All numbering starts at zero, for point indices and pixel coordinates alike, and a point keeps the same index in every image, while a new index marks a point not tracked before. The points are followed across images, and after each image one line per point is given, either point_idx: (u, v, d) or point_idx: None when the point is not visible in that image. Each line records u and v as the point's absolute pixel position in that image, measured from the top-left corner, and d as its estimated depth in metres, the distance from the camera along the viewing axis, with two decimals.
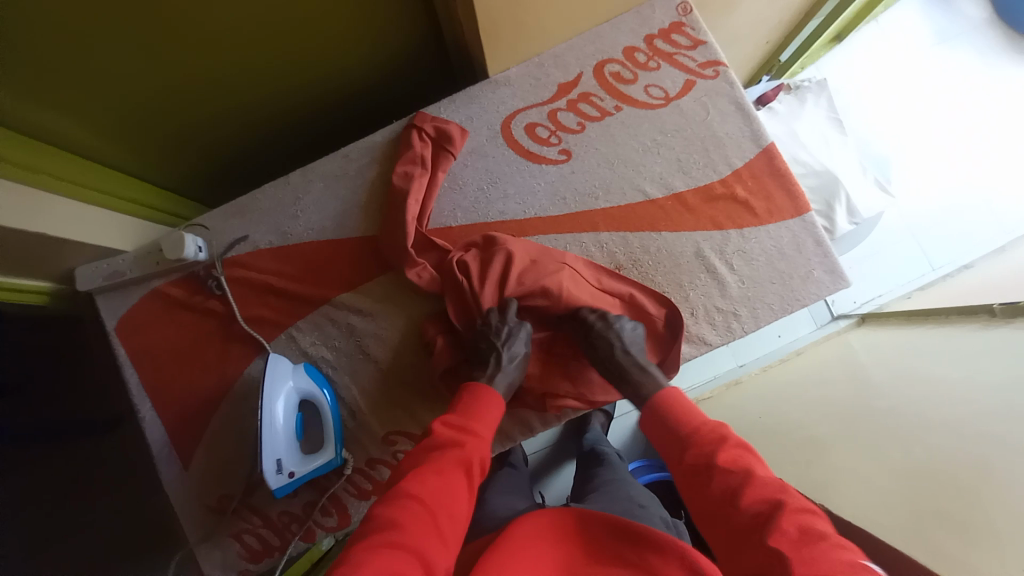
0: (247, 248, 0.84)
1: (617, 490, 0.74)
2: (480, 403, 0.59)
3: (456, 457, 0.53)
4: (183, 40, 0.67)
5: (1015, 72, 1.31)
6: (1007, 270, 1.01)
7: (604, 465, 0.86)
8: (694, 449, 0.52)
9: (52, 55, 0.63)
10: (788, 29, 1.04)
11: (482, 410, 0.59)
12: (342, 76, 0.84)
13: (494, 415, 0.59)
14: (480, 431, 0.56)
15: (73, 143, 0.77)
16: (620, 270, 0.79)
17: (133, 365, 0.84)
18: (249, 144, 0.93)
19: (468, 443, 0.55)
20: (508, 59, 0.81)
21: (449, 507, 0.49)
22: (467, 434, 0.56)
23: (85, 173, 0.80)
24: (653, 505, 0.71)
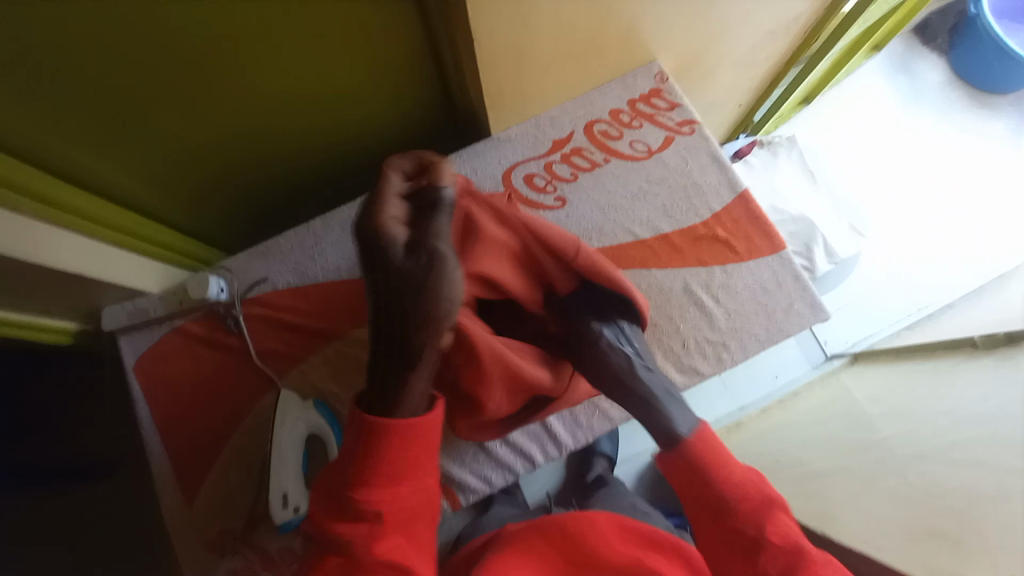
0: (267, 288, 0.89)
1: (621, 500, 0.84)
2: (401, 461, 0.60)
3: (367, 555, 0.56)
4: (231, 100, 0.77)
5: (966, 131, 1.46)
6: (989, 312, 1.07)
7: (607, 483, 0.95)
8: (739, 504, 0.61)
9: (117, 116, 0.73)
10: (758, 94, 1.16)
11: (381, 470, 0.59)
12: (363, 134, 0.95)
13: (416, 459, 0.61)
14: (382, 509, 0.58)
15: (116, 193, 0.87)
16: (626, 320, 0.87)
17: (146, 399, 0.87)
18: (275, 192, 1.02)
19: (379, 516, 0.58)
20: (510, 120, 0.91)
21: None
22: (370, 521, 0.57)
23: (126, 221, 0.88)
24: (655, 513, 0.82)
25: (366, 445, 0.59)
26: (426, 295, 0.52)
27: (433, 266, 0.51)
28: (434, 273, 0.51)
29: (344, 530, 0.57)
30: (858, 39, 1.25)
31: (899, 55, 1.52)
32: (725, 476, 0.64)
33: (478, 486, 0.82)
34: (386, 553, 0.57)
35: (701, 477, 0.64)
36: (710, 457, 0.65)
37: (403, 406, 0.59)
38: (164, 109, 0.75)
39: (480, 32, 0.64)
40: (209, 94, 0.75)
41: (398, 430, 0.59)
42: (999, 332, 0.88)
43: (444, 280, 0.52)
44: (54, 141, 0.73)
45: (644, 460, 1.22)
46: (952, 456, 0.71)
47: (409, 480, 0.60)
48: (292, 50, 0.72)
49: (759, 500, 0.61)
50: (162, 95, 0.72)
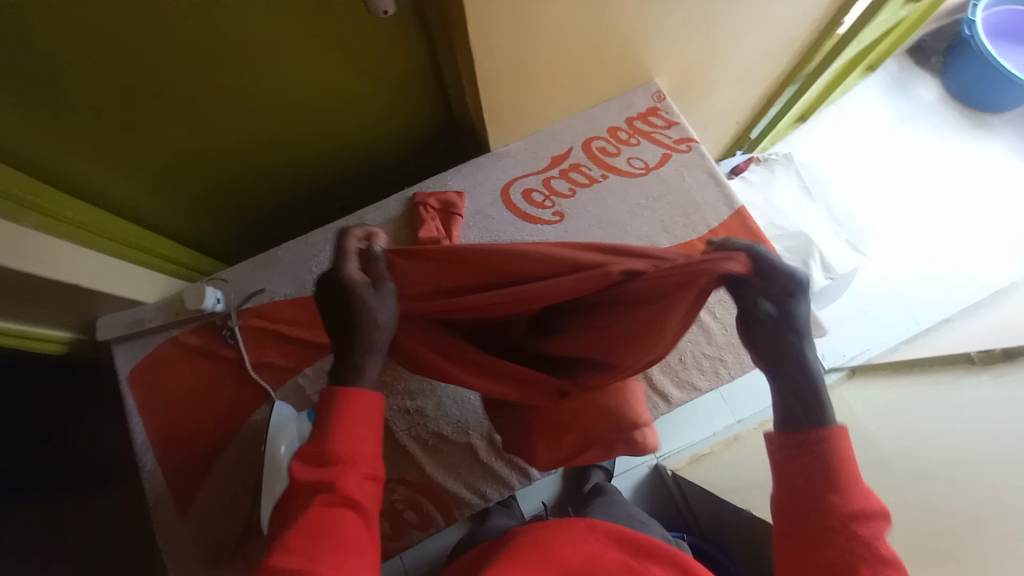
0: (265, 299, 0.89)
1: (619, 509, 0.83)
2: (351, 410, 0.54)
3: (329, 499, 0.49)
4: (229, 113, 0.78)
5: (961, 149, 1.47)
6: (987, 327, 1.08)
7: (603, 492, 0.94)
8: (845, 510, 0.49)
9: (117, 127, 0.74)
10: (754, 112, 1.18)
11: (343, 426, 0.53)
12: (364, 148, 0.96)
13: (369, 419, 0.54)
14: (346, 452, 0.52)
15: (122, 205, 0.88)
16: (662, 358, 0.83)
17: (139, 413, 0.86)
18: (275, 204, 1.03)
19: (337, 470, 0.51)
20: (509, 136, 0.92)
21: (337, 541, 0.47)
22: (333, 463, 0.51)
23: (123, 230, 0.89)
24: (652, 522, 0.81)
25: (328, 403, 0.54)
26: (365, 305, 0.57)
27: (375, 283, 0.59)
28: (376, 289, 0.59)
29: (311, 474, 0.51)
30: (853, 59, 1.27)
31: (892, 74, 1.55)
32: (846, 483, 0.50)
33: (474, 501, 0.81)
34: (350, 501, 0.50)
35: (816, 473, 0.50)
36: (842, 462, 0.50)
37: (354, 386, 0.56)
38: (163, 121, 0.76)
39: (482, 47, 0.65)
40: (209, 107, 0.76)
41: (358, 396, 0.54)
42: (996, 348, 0.89)
43: (371, 301, 0.58)
44: (52, 149, 0.74)
45: (642, 473, 1.21)
46: (952, 474, 0.70)
47: (373, 440, 0.54)
48: (293, 64, 0.73)
49: (869, 513, 0.48)
50: (163, 106, 0.73)
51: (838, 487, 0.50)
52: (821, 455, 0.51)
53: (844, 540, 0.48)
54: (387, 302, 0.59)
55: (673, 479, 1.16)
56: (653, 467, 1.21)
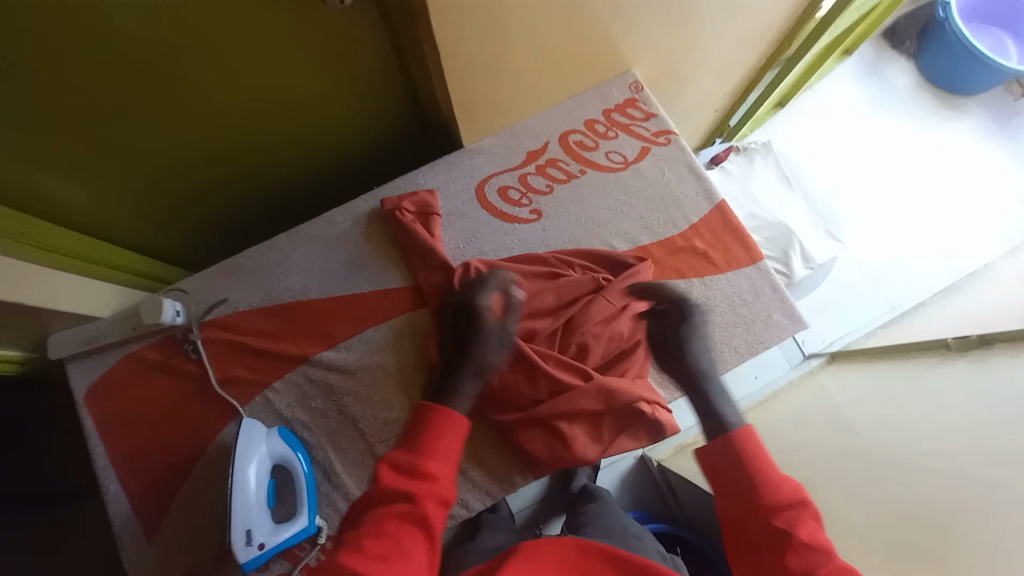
0: (228, 310, 0.85)
1: (612, 524, 0.78)
2: (436, 435, 0.62)
3: (408, 510, 0.56)
4: (176, 105, 0.72)
5: (935, 133, 1.48)
6: (961, 311, 1.09)
7: (596, 499, 0.90)
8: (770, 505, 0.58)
9: (50, 124, 0.68)
10: (734, 99, 1.16)
11: (431, 446, 0.61)
12: (332, 146, 0.91)
13: (450, 447, 0.61)
14: (433, 471, 0.59)
15: (77, 218, 0.83)
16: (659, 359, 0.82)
17: (99, 434, 0.81)
18: (239, 208, 0.97)
19: (420, 487, 0.58)
20: (483, 130, 0.88)
21: (401, 552, 0.54)
22: (418, 477, 0.58)
23: (68, 240, 0.81)
24: (648, 538, 0.77)
25: (425, 422, 0.63)
26: (484, 340, 0.72)
27: (493, 325, 0.74)
28: (496, 330, 0.73)
29: (398, 484, 0.58)
30: (830, 44, 1.26)
31: (868, 59, 1.55)
32: (764, 482, 0.60)
33: (457, 512, 0.77)
34: (422, 516, 0.56)
35: (736, 479, 0.62)
36: (754, 464, 0.62)
37: (446, 408, 0.64)
38: (101, 116, 0.69)
39: (443, 30, 0.61)
40: (154, 100, 0.70)
41: (451, 421, 0.63)
42: (972, 335, 0.89)
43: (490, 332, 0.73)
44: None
45: (627, 464, 1.21)
46: (933, 467, 0.70)
47: (451, 466, 0.61)
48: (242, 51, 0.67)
49: (788, 503, 0.58)
50: (101, 98, 0.67)
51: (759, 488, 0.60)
52: (734, 465, 0.63)
53: (769, 533, 0.57)
54: (497, 342, 0.73)
55: (658, 469, 1.16)
56: (639, 459, 1.20)
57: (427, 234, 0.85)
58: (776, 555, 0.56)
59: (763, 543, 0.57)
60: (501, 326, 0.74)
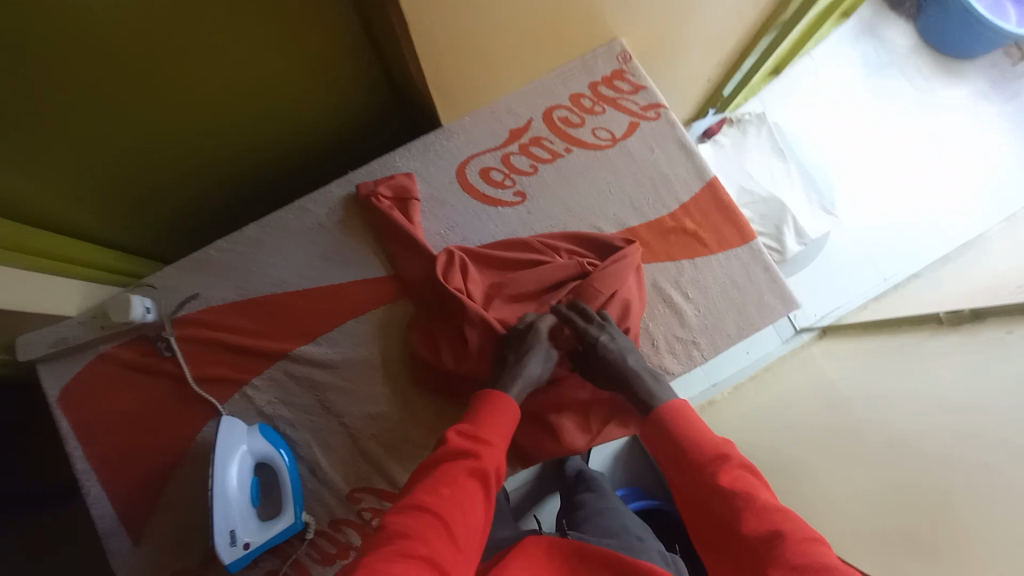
0: (201, 305, 0.81)
1: (611, 523, 0.75)
2: (495, 412, 0.60)
3: (472, 468, 0.53)
4: (123, 92, 0.66)
5: (934, 97, 1.43)
6: (953, 282, 1.08)
7: (594, 490, 0.86)
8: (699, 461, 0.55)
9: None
10: (727, 67, 1.10)
11: (489, 416, 0.59)
12: (302, 128, 0.85)
13: (507, 425, 0.59)
14: (491, 437, 0.57)
15: (27, 211, 0.77)
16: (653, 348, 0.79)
17: (76, 437, 0.79)
18: (208, 198, 0.92)
19: (482, 453, 0.55)
20: (461, 109, 0.83)
21: (460, 508, 0.50)
22: (480, 443, 0.56)
23: (22, 236, 0.77)
24: (649, 538, 0.73)
25: (483, 398, 0.61)
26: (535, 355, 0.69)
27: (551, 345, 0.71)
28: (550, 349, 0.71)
29: (460, 444, 0.55)
30: (828, 5, 1.19)
31: (867, 20, 1.48)
32: (690, 440, 0.57)
33: None
34: (483, 477, 0.53)
35: (665, 443, 0.58)
36: (679, 426, 0.59)
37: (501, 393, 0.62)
38: (40, 105, 0.64)
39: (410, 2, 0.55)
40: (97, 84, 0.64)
41: (508, 402, 0.61)
42: (964, 309, 0.87)
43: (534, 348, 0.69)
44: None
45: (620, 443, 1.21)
46: (922, 447, 0.69)
47: (506, 439, 0.59)
48: (189, 30, 0.61)
49: (711, 455, 0.54)
50: (36, 85, 0.61)
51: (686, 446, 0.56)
52: (661, 429, 0.60)
53: (698, 489, 0.53)
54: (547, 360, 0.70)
55: None
56: (631, 438, 1.20)
57: (406, 221, 0.81)
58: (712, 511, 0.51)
59: (701, 505, 0.52)
60: (530, 332, 0.70)
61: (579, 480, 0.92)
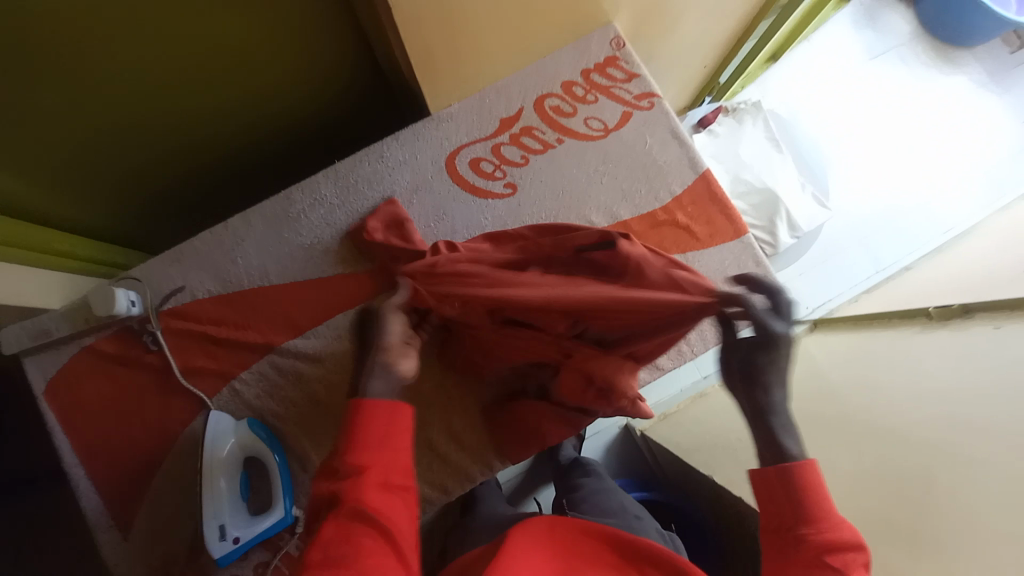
0: (186, 298, 0.80)
1: (609, 502, 0.77)
2: (364, 424, 0.49)
3: (344, 514, 0.45)
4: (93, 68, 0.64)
5: (932, 86, 1.42)
6: (945, 274, 1.08)
7: (590, 473, 0.88)
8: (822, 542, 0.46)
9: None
10: (723, 53, 1.08)
11: (360, 434, 0.49)
12: (282, 110, 0.83)
13: (382, 429, 0.50)
14: (364, 461, 0.47)
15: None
16: None
17: (63, 429, 0.78)
18: (188, 185, 0.89)
19: (359, 479, 0.47)
20: (450, 95, 0.81)
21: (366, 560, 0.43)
22: (354, 470, 0.47)
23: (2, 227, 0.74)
24: (647, 517, 0.75)
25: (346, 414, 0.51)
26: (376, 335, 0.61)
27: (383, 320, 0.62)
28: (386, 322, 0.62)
29: (329, 486, 0.47)
30: None
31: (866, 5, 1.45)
32: (817, 514, 0.47)
33: (435, 497, 0.78)
34: (364, 514, 0.45)
35: (788, 503, 0.49)
36: (810, 492, 0.48)
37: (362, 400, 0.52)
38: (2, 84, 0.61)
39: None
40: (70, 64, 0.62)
41: (372, 404, 0.50)
42: (953, 304, 0.88)
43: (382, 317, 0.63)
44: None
45: (612, 434, 1.20)
46: (910, 441, 0.70)
47: (391, 449, 0.49)
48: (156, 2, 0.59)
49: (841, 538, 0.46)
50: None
51: (812, 517, 0.47)
52: (790, 486, 0.49)
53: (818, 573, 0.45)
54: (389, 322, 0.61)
55: (642, 440, 1.15)
56: (623, 428, 1.20)
57: (406, 243, 0.78)
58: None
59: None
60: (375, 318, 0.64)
61: (575, 466, 0.94)
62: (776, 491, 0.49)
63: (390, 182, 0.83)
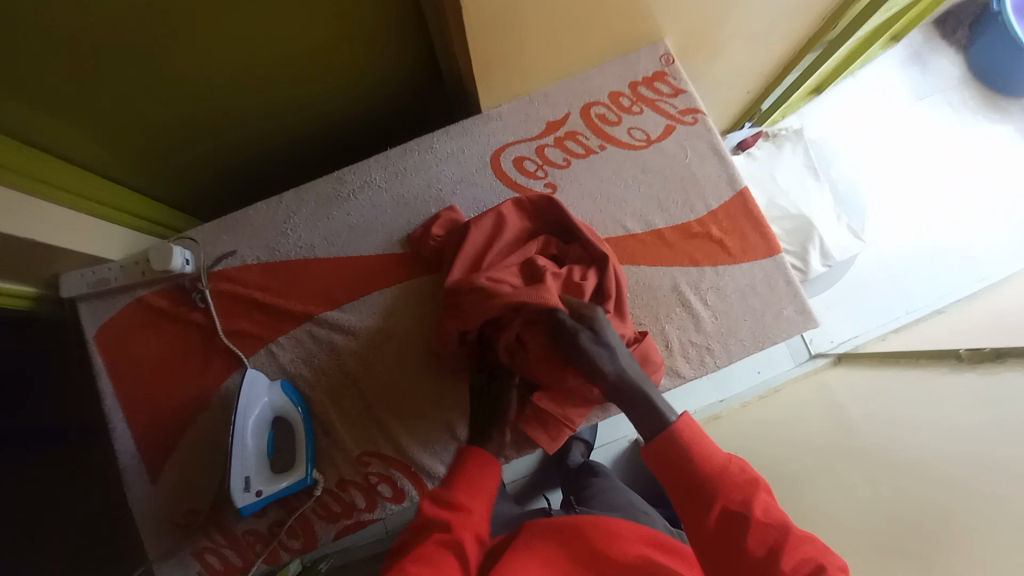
0: (236, 263, 0.85)
1: (618, 498, 0.80)
2: (472, 471, 0.62)
3: (444, 539, 0.55)
4: (183, 51, 0.69)
5: (977, 132, 1.40)
6: (979, 320, 1.06)
7: (598, 475, 0.90)
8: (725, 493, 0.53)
9: (35, 57, 0.64)
10: (768, 81, 1.10)
11: (469, 480, 0.61)
12: (344, 97, 0.88)
13: (486, 484, 0.61)
14: (467, 503, 0.58)
15: (87, 158, 0.82)
16: (670, 352, 0.80)
17: (108, 373, 0.83)
18: (246, 160, 0.95)
19: (457, 521, 0.57)
20: (501, 97, 0.85)
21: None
22: (456, 509, 0.58)
23: (61, 174, 0.79)
24: (654, 513, 0.78)
25: (463, 457, 0.63)
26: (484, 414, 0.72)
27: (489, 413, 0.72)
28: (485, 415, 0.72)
29: (433, 512, 0.58)
30: (879, 28, 1.17)
31: (916, 46, 1.46)
32: (708, 469, 0.54)
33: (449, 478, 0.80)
34: (456, 548, 0.55)
35: (683, 464, 0.55)
36: (694, 453, 0.56)
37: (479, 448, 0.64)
38: (96, 58, 0.67)
39: None
40: (166, 46, 0.67)
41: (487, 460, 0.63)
42: (986, 347, 0.85)
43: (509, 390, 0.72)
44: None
45: (622, 446, 1.20)
46: (931, 478, 0.69)
47: (485, 503, 0.60)
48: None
49: (742, 485, 0.53)
50: (93, 35, 0.63)
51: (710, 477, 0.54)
52: (679, 451, 0.56)
53: (728, 522, 0.52)
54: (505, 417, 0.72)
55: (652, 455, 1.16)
56: (633, 443, 1.20)
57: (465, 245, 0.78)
58: (733, 548, 0.51)
59: (721, 536, 0.52)
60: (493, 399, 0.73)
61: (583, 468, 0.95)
62: (674, 457, 0.56)
63: (437, 172, 0.87)
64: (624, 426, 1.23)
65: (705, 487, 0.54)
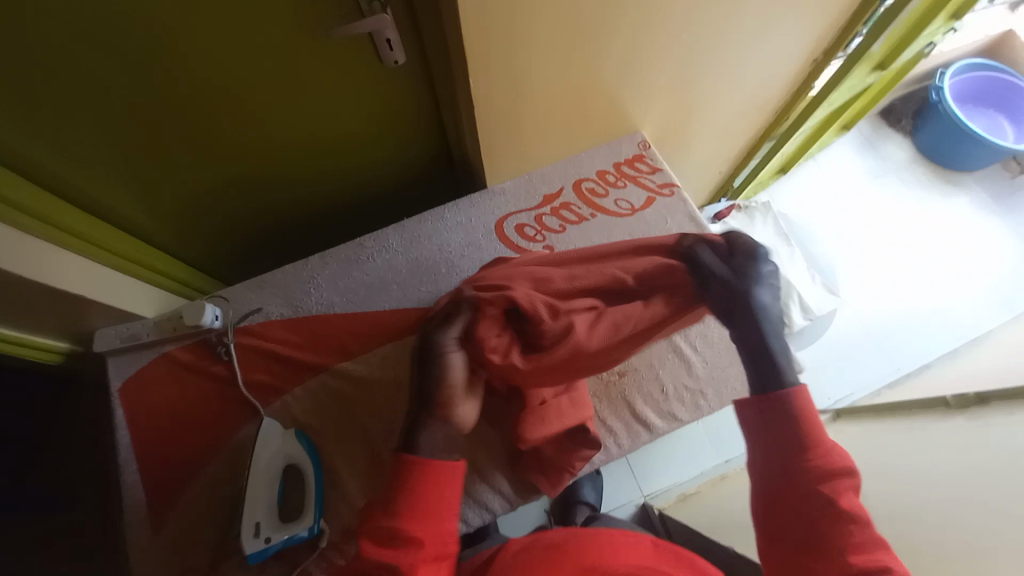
0: (261, 318, 0.92)
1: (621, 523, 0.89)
2: (422, 493, 0.58)
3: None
4: (237, 141, 0.82)
5: (931, 205, 1.56)
6: (964, 374, 1.11)
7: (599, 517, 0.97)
8: (815, 460, 0.54)
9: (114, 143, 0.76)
10: (736, 163, 1.26)
11: (418, 501, 0.57)
12: (368, 177, 1.02)
13: (444, 498, 0.58)
14: (420, 534, 0.55)
15: (136, 226, 0.93)
16: (665, 394, 0.86)
17: (126, 425, 0.86)
18: (275, 228, 1.07)
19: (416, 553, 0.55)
20: (505, 175, 0.99)
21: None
22: (408, 544, 0.55)
23: (113, 240, 0.89)
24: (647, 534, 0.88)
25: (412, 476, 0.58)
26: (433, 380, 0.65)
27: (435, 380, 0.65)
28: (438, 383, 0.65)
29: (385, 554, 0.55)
30: (827, 118, 1.35)
31: (866, 134, 1.67)
32: (809, 441, 0.55)
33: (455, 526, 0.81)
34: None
35: (782, 422, 0.56)
36: (802, 418, 0.56)
37: (424, 462, 0.59)
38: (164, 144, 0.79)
39: (478, 87, 0.70)
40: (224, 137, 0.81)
41: (437, 470, 0.59)
42: (969, 392, 0.91)
43: (444, 356, 0.65)
44: (51, 153, 0.75)
45: (628, 511, 1.19)
46: (932, 519, 0.69)
47: (444, 525, 0.58)
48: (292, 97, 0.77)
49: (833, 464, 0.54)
50: (164, 127, 0.76)
51: (806, 443, 0.55)
52: (788, 412, 0.56)
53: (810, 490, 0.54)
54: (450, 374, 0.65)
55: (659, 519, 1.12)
56: (640, 507, 1.18)
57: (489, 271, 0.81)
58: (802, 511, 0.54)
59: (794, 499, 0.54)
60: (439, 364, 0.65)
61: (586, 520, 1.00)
62: (776, 415, 0.56)
63: (448, 237, 0.98)
64: (630, 488, 1.22)
65: (801, 451, 0.55)
